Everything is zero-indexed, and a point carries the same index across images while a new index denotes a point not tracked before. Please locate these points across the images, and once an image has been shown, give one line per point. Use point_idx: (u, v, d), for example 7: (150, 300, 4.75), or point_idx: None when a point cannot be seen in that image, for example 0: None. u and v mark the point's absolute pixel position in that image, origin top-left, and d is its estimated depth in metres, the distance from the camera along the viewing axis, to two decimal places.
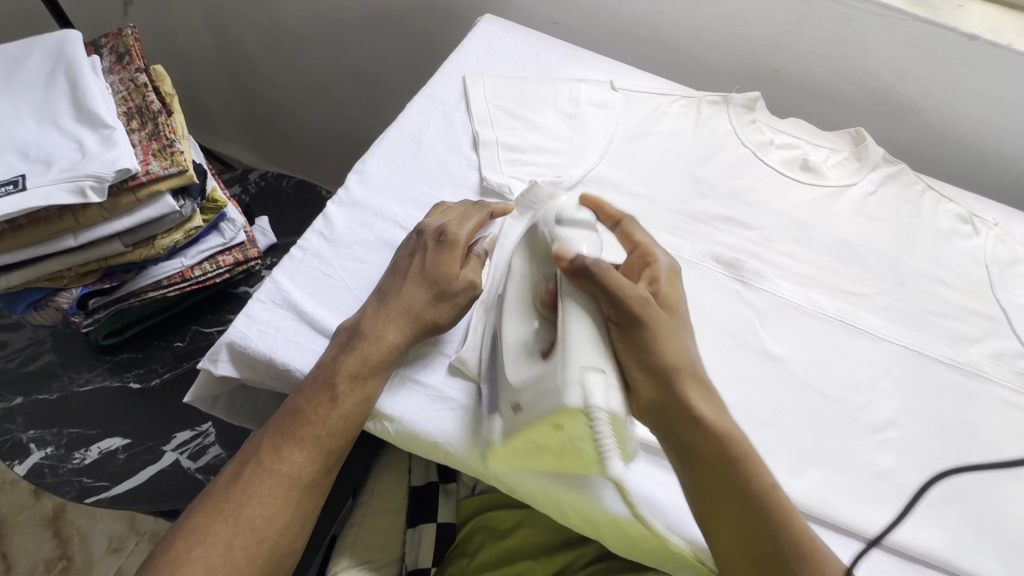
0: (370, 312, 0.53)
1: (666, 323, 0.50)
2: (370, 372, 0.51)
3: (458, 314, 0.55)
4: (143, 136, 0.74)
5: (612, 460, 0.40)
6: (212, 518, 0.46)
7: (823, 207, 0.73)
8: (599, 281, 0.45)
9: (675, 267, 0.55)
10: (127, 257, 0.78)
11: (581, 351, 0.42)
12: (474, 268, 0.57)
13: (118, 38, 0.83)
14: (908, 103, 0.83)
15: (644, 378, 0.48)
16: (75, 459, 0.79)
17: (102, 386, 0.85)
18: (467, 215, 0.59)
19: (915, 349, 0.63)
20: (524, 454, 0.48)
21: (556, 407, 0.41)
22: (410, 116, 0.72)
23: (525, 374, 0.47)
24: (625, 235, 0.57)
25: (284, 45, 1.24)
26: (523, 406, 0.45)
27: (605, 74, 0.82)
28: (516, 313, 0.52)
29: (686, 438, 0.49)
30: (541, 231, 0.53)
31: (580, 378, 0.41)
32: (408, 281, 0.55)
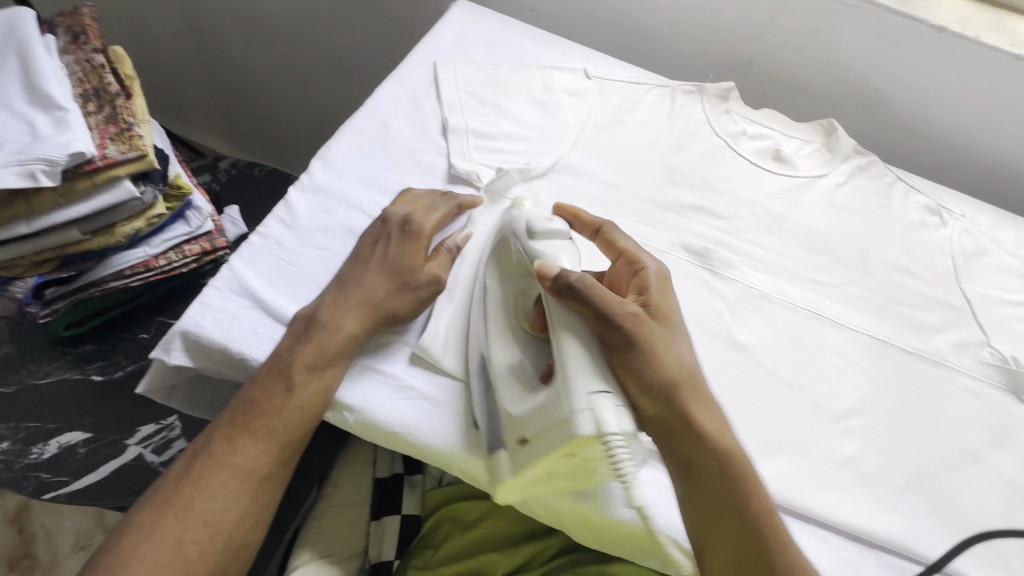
0: (328, 300, 0.52)
1: (660, 338, 0.49)
2: (328, 361, 0.49)
3: (420, 306, 0.54)
4: (100, 119, 0.72)
5: (631, 480, 0.41)
6: (160, 512, 0.45)
7: (794, 197, 0.73)
8: (586, 300, 0.45)
9: (664, 272, 0.54)
10: (85, 245, 0.76)
11: (583, 376, 0.42)
12: (440, 261, 0.56)
13: (74, 18, 0.80)
14: (879, 95, 0.83)
15: (649, 398, 0.48)
16: (32, 454, 0.76)
17: (63, 379, 0.83)
18: (434, 205, 0.58)
19: (881, 338, 0.64)
20: (531, 486, 0.48)
21: (568, 437, 0.41)
22: (378, 101, 0.70)
23: (525, 407, 0.46)
24: (607, 243, 0.55)
25: (256, 31, 1.21)
26: (528, 440, 0.44)
27: (579, 62, 0.81)
28: (499, 335, 0.51)
29: (685, 454, 0.49)
30: (512, 245, 0.53)
31: (588, 405, 0.41)
32: (370, 271, 0.53)
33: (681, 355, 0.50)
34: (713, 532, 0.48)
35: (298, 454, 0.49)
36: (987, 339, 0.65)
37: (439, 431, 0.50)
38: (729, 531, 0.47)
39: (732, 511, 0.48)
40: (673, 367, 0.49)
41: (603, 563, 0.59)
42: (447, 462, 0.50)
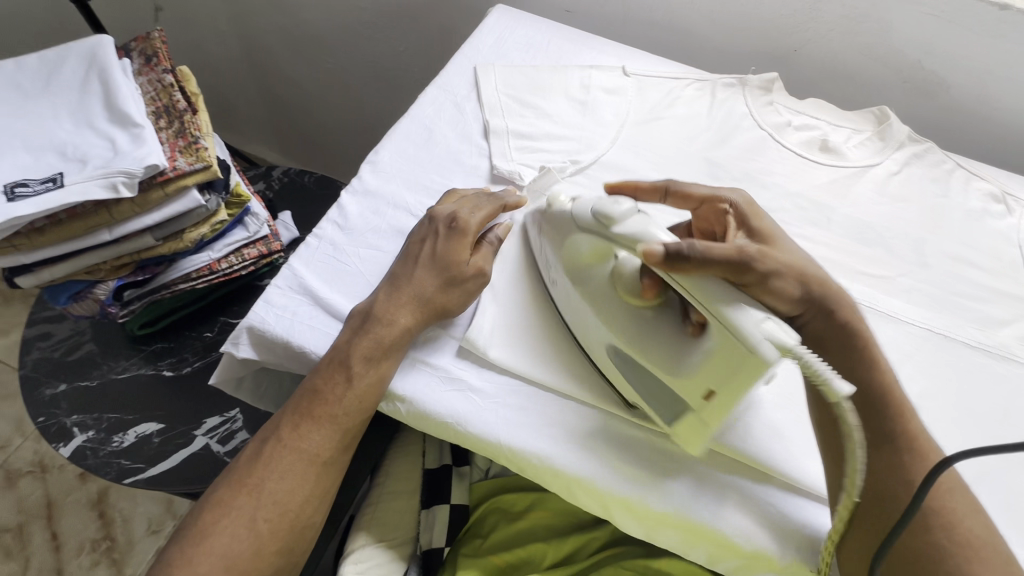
0: (382, 296, 0.54)
1: (783, 256, 0.51)
2: (384, 354, 0.52)
3: (467, 299, 0.56)
4: (170, 134, 0.78)
5: (828, 379, 0.42)
6: (235, 493, 0.49)
7: (843, 188, 0.71)
8: (699, 259, 0.45)
9: (750, 199, 0.57)
10: (157, 250, 0.82)
11: (743, 313, 0.42)
12: (484, 255, 0.58)
13: (146, 41, 0.87)
14: (936, 79, 0.79)
15: (789, 304, 0.51)
16: (114, 442, 0.83)
17: (138, 373, 0.90)
18: (476, 203, 0.60)
19: (940, 332, 0.61)
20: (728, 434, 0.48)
21: (759, 369, 0.42)
22: (422, 107, 0.73)
23: (694, 362, 0.47)
24: (682, 197, 0.59)
25: (304, 45, 1.27)
26: (715, 394, 0.45)
27: (617, 59, 0.81)
28: (614, 319, 0.52)
29: (816, 333, 0.52)
30: (585, 234, 0.54)
31: (761, 334, 0.41)
32: (418, 268, 0.56)
33: (803, 256, 0.53)
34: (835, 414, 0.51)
35: (356, 437, 0.53)
36: None
37: (494, 422, 0.52)
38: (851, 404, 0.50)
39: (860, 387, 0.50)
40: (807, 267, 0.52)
41: (649, 558, 0.59)
42: (504, 453, 0.52)
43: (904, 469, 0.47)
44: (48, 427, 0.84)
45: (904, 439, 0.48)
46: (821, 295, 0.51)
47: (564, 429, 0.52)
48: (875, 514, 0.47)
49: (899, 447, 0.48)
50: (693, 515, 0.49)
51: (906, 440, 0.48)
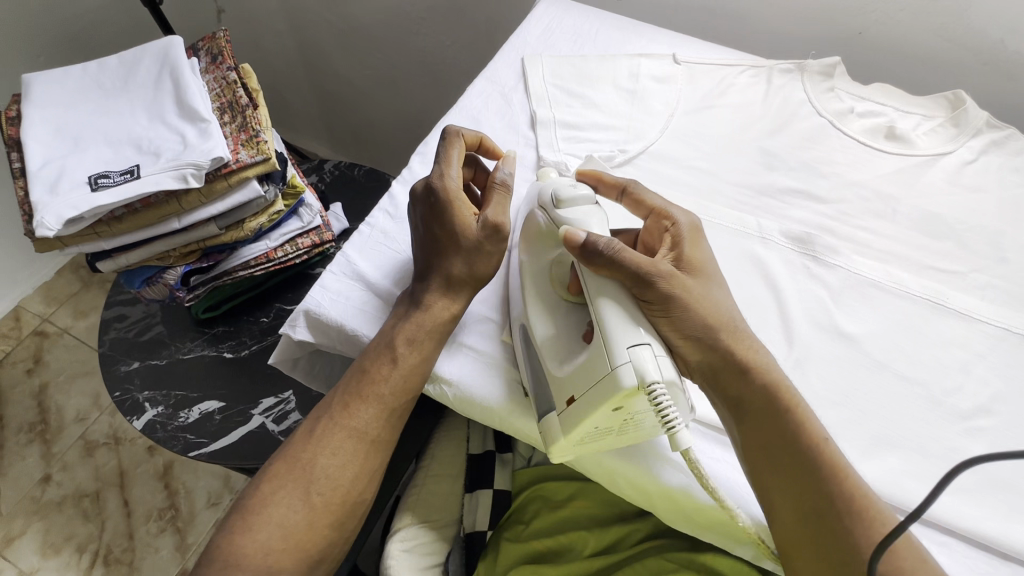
0: (419, 283, 0.56)
1: (693, 288, 0.49)
2: (427, 336, 0.53)
3: (494, 263, 0.56)
4: (233, 128, 0.82)
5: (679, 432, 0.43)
6: (290, 467, 0.52)
7: (911, 178, 0.67)
8: (614, 258, 0.47)
9: (696, 224, 0.54)
10: (220, 238, 0.87)
11: (625, 332, 0.45)
12: (496, 203, 0.56)
13: (213, 41, 0.91)
14: (1020, 60, 0.74)
15: (691, 346, 0.49)
16: (180, 418, 0.90)
17: (202, 354, 0.96)
18: (450, 159, 0.57)
19: (1019, 332, 0.57)
20: (584, 444, 0.49)
21: (612, 391, 0.43)
22: (470, 98, 0.74)
23: (571, 366, 0.48)
24: (636, 201, 0.56)
25: (355, 42, 1.30)
26: (575, 399, 0.46)
27: (667, 47, 0.80)
28: (536, 303, 0.53)
29: (736, 393, 0.49)
30: (539, 216, 0.55)
31: (628, 358, 0.43)
32: (432, 248, 0.56)
33: (720, 298, 0.51)
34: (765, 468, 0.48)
35: (402, 417, 0.54)
36: None
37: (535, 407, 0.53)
38: (782, 461, 0.47)
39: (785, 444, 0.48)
40: (715, 309, 0.50)
41: (693, 552, 0.58)
42: (482, 411, 0.54)
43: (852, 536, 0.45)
44: (124, 401, 0.91)
45: (848, 503, 0.46)
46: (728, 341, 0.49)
47: None
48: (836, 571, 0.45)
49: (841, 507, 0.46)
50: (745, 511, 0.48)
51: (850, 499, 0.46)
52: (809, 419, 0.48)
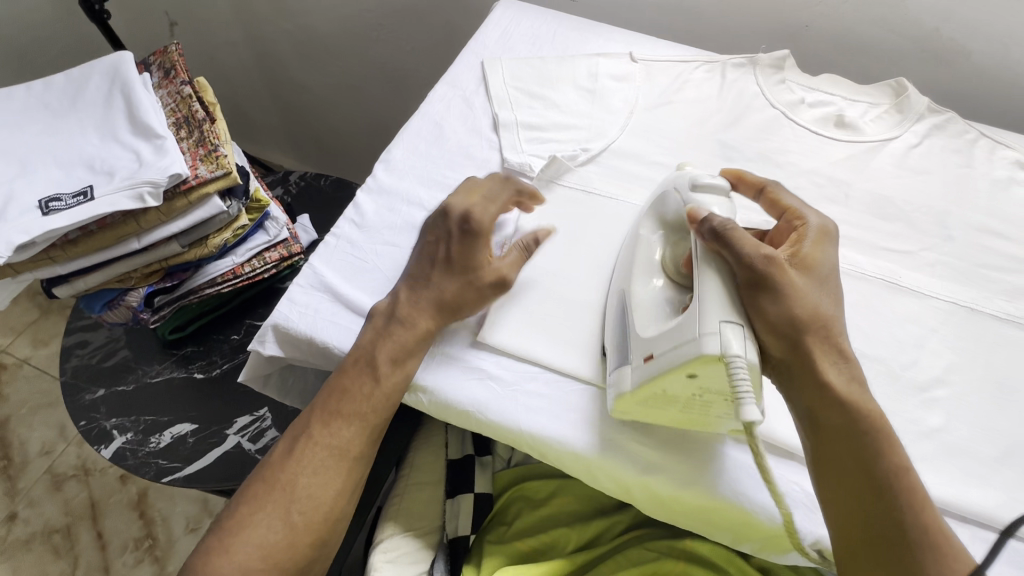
0: (405, 297, 0.55)
1: (800, 286, 0.48)
2: (408, 354, 0.53)
3: (483, 301, 0.56)
4: (191, 143, 0.80)
5: (748, 406, 0.42)
6: (270, 488, 0.50)
7: (861, 163, 0.70)
8: (727, 240, 0.47)
9: (828, 229, 0.53)
10: (183, 256, 0.85)
11: (717, 305, 0.45)
12: (512, 261, 0.57)
13: (164, 55, 0.89)
14: (956, 46, 0.77)
15: (776, 340, 0.47)
16: (151, 443, 0.87)
17: (171, 377, 0.94)
18: (496, 199, 0.58)
19: (967, 305, 0.60)
20: (649, 406, 0.49)
21: (692, 354, 0.43)
22: (432, 104, 0.74)
23: (658, 328, 0.48)
24: (771, 202, 0.56)
25: (315, 51, 1.29)
26: (654, 356, 0.47)
27: (624, 46, 0.81)
28: (642, 271, 0.54)
29: (805, 400, 0.48)
30: (671, 197, 0.56)
31: (717, 330, 0.44)
32: (436, 268, 0.56)
33: (819, 299, 0.49)
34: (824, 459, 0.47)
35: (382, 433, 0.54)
36: None
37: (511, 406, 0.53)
38: (843, 459, 0.47)
39: (851, 444, 0.47)
40: (812, 308, 0.48)
41: (674, 539, 0.60)
42: (459, 414, 0.54)
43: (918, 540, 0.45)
44: (90, 430, 0.88)
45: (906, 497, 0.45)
46: (811, 338, 0.48)
47: (582, 413, 0.53)
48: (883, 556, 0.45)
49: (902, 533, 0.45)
50: (720, 495, 0.49)
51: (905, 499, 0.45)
52: (884, 427, 0.47)
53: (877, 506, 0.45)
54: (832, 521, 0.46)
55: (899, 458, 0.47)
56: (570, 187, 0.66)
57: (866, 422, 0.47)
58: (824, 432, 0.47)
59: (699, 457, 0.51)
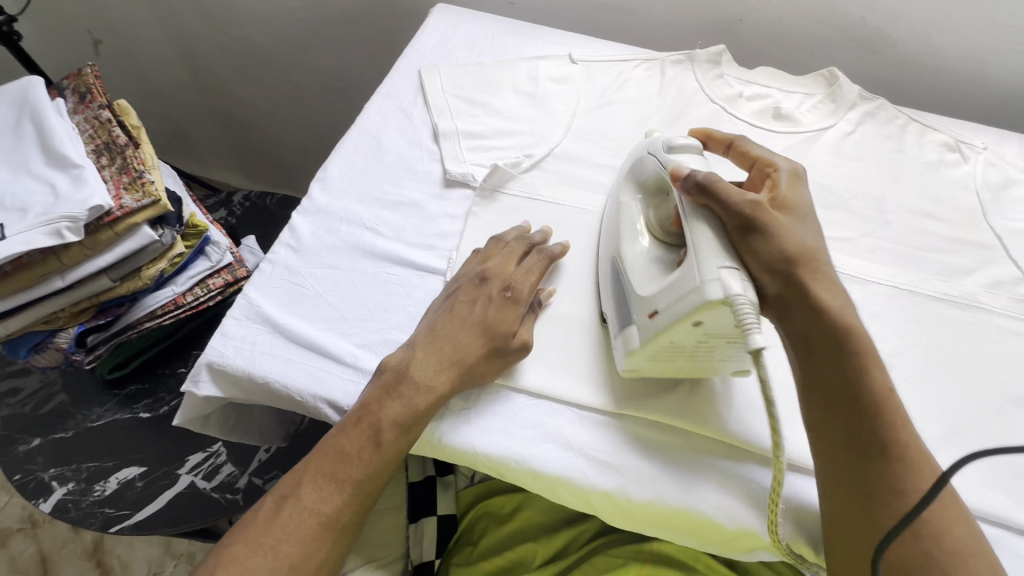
0: (419, 354, 0.51)
1: (784, 224, 0.48)
2: (415, 420, 0.49)
3: (507, 368, 0.53)
4: (113, 171, 0.75)
5: (754, 334, 0.41)
6: (249, 550, 0.46)
7: (800, 154, 0.71)
8: (711, 190, 0.47)
9: (798, 171, 0.54)
10: (116, 290, 0.80)
11: (713, 252, 0.45)
12: (529, 322, 0.55)
13: (79, 78, 0.83)
14: (882, 35, 0.80)
15: (772, 278, 0.47)
16: (96, 491, 0.81)
17: (114, 419, 0.88)
18: (529, 266, 0.56)
19: (906, 288, 0.61)
20: (659, 360, 0.50)
21: (698, 301, 0.43)
22: (369, 116, 0.71)
23: (656, 286, 0.49)
24: (739, 154, 0.56)
25: (252, 65, 1.24)
26: (658, 313, 0.47)
27: (563, 47, 0.80)
28: (629, 234, 0.55)
29: (799, 330, 0.48)
30: (648, 159, 0.56)
31: (716, 275, 0.44)
32: (466, 327, 0.52)
33: (808, 236, 0.50)
34: (830, 418, 0.46)
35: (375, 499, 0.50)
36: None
37: (470, 434, 0.51)
38: (840, 412, 0.46)
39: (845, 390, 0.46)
40: (799, 243, 0.48)
41: (640, 543, 0.59)
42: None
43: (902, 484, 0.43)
44: (26, 483, 0.81)
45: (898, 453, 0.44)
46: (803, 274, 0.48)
47: (539, 429, 0.52)
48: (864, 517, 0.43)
49: (891, 457, 0.44)
50: (676, 502, 0.49)
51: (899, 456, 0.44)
52: (875, 372, 0.47)
53: (866, 436, 0.45)
54: (826, 475, 0.46)
55: (897, 404, 0.46)
56: (515, 195, 0.65)
57: (876, 406, 0.46)
58: (816, 357, 0.47)
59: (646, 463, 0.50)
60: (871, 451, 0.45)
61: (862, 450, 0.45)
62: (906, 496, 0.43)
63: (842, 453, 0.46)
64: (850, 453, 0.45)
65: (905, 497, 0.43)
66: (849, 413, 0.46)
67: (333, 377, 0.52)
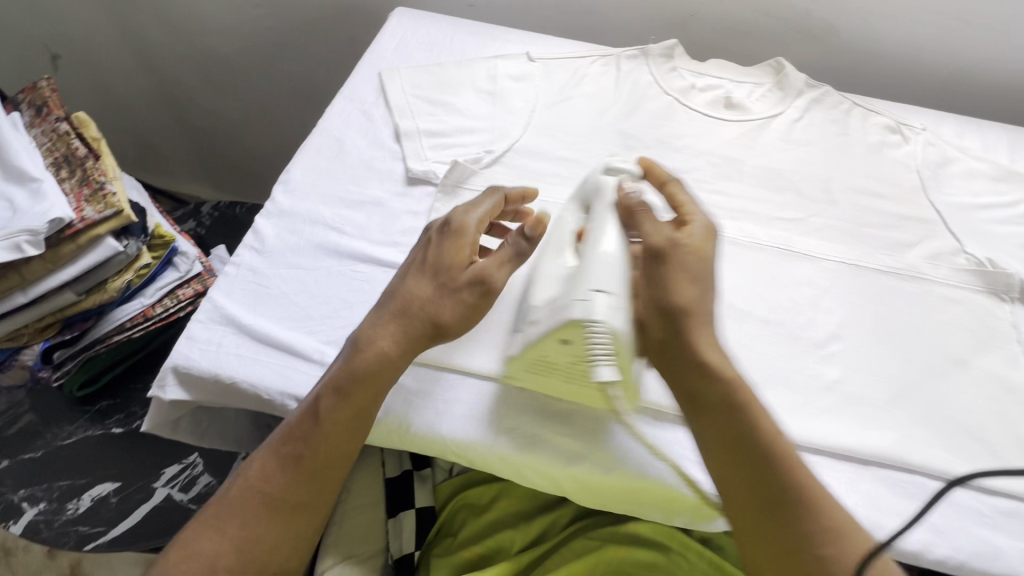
0: (371, 317, 0.52)
1: (681, 268, 0.49)
2: (357, 384, 0.49)
3: (464, 309, 0.52)
4: (73, 183, 0.75)
5: (601, 368, 0.45)
6: (199, 528, 0.47)
7: (751, 141, 0.74)
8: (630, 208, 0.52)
9: (714, 228, 0.52)
10: (82, 304, 0.80)
11: (595, 275, 0.47)
12: (495, 260, 0.52)
13: (34, 91, 0.83)
14: (824, 25, 0.84)
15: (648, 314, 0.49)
16: (69, 510, 0.80)
17: (86, 436, 0.86)
18: (483, 203, 0.55)
19: (853, 263, 0.64)
20: (537, 372, 0.52)
21: (562, 320, 0.45)
22: (330, 119, 0.72)
23: (548, 293, 0.49)
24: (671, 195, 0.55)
25: (216, 75, 1.24)
26: (534, 322, 0.48)
27: (521, 46, 0.82)
28: (551, 243, 0.54)
29: (689, 384, 0.48)
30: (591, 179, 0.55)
31: (586, 297, 0.45)
32: (412, 277, 0.52)
33: (703, 293, 0.49)
34: (719, 455, 0.47)
35: (329, 476, 0.49)
36: (962, 245, 0.66)
37: (421, 419, 0.53)
38: (731, 451, 0.46)
39: (739, 439, 0.46)
40: (686, 298, 0.48)
41: (618, 524, 0.59)
42: (378, 432, 0.53)
43: (794, 524, 0.44)
44: None
45: (801, 497, 0.45)
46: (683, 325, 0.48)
47: (505, 414, 0.54)
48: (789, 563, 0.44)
49: (796, 506, 0.45)
50: (642, 475, 0.51)
51: (798, 503, 0.45)
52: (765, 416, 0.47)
53: (766, 479, 0.45)
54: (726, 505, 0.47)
55: (790, 451, 0.47)
56: (477, 190, 0.66)
57: (761, 444, 0.46)
58: (705, 414, 0.47)
59: (613, 443, 0.52)
60: (775, 504, 0.45)
61: (770, 497, 0.45)
62: (815, 543, 0.44)
63: (740, 495, 0.46)
64: (752, 495, 0.46)
65: (815, 543, 0.44)
66: (750, 455, 0.46)
67: (300, 374, 0.53)
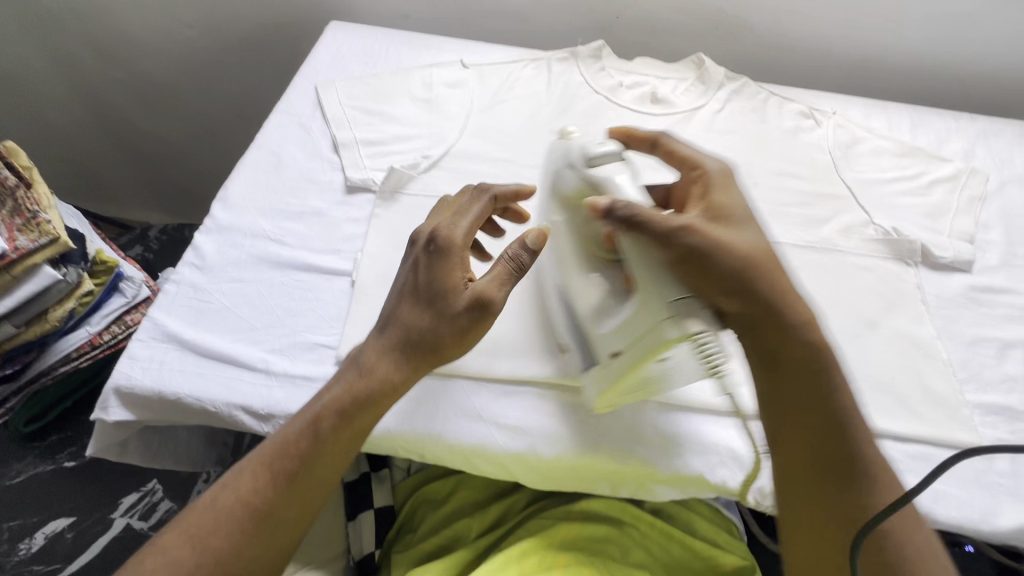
0: (372, 341, 0.51)
1: (730, 237, 0.51)
2: (354, 406, 0.48)
3: (466, 333, 0.51)
4: (3, 213, 0.72)
5: None
6: (182, 544, 0.45)
7: (676, 133, 0.78)
8: (643, 224, 0.47)
9: (727, 170, 0.56)
10: (21, 337, 0.78)
11: (663, 283, 0.47)
12: (494, 275, 0.51)
13: None
14: (739, 22, 0.89)
15: (733, 298, 0.50)
16: (20, 550, 0.76)
17: (35, 473, 0.82)
18: (467, 215, 0.55)
19: (773, 240, 0.69)
20: (626, 393, 0.53)
21: (657, 341, 0.46)
22: (268, 134, 0.73)
23: (613, 319, 0.49)
24: (670, 154, 0.59)
25: (156, 98, 1.22)
26: (619, 353, 0.49)
27: (455, 55, 0.85)
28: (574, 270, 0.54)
29: (769, 346, 0.51)
30: (567, 175, 0.54)
31: (672, 308, 0.46)
32: (411, 297, 0.52)
33: (751, 239, 0.52)
34: (802, 417, 0.50)
35: (317, 495, 0.48)
36: (870, 217, 0.71)
37: None
38: (816, 417, 0.50)
39: (817, 403, 0.50)
40: (745, 252, 0.51)
41: (571, 503, 0.62)
42: None
43: (865, 501, 0.47)
44: None
45: (861, 463, 0.48)
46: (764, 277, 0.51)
47: (448, 405, 0.56)
48: (825, 519, 0.48)
49: (858, 470, 0.48)
50: (581, 452, 0.54)
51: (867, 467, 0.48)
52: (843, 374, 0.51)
53: (834, 447, 0.49)
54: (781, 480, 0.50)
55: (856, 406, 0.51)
56: (416, 194, 0.68)
57: (839, 406, 0.50)
58: (782, 368, 0.51)
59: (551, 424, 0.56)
60: (829, 471, 0.49)
61: (833, 469, 0.48)
62: (881, 493, 0.47)
63: (817, 472, 0.49)
64: (822, 471, 0.49)
65: (880, 493, 0.47)
66: (816, 427, 0.50)
67: (246, 384, 0.54)
